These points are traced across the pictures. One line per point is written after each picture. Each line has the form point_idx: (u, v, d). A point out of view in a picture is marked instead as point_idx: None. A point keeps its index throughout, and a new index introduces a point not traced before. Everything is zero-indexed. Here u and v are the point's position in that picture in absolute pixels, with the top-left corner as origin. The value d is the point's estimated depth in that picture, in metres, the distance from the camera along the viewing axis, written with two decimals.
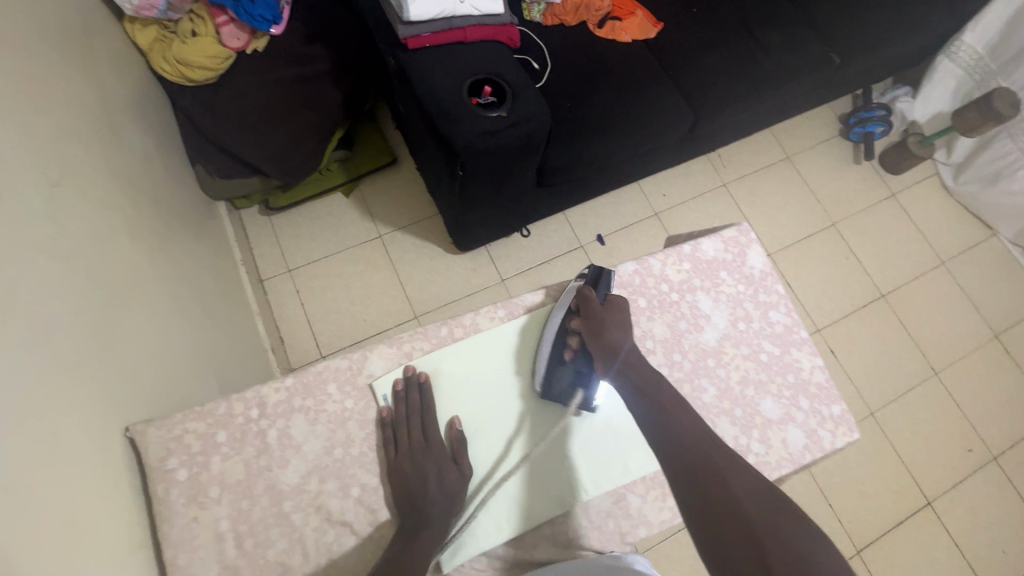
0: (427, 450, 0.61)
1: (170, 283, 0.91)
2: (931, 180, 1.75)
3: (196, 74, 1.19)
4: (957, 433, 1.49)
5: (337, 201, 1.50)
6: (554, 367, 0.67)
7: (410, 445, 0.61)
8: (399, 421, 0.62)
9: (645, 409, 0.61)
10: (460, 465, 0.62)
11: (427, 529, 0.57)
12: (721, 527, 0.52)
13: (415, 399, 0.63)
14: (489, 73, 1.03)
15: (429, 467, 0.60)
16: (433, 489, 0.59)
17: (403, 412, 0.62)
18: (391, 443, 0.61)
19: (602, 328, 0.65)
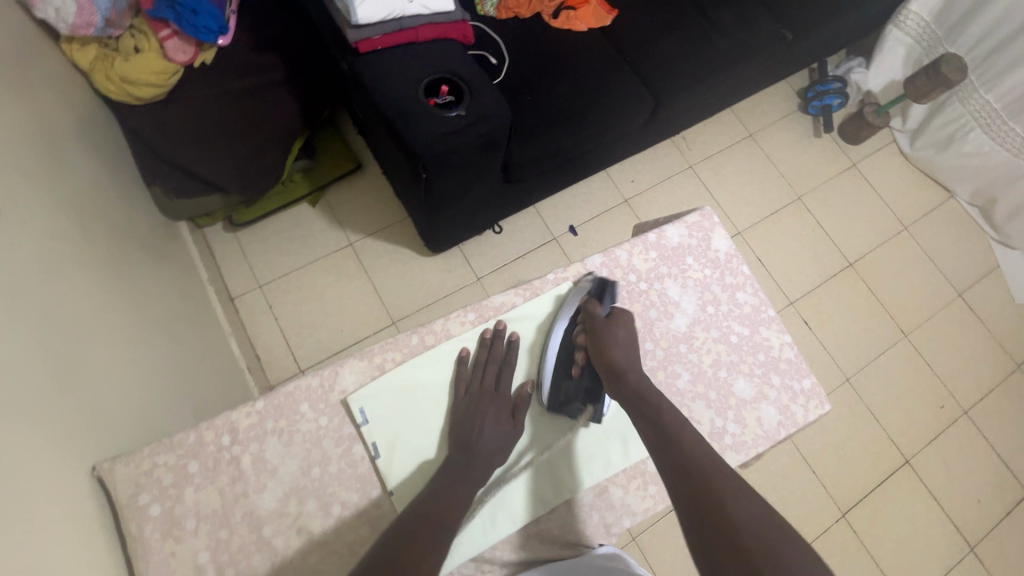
0: (493, 397, 0.64)
1: (133, 311, 0.88)
2: (889, 147, 1.79)
3: (143, 92, 1.14)
4: (929, 391, 1.54)
5: (304, 211, 1.47)
6: (561, 382, 0.67)
7: (479, 388, 0.64)
8: (478, 364, 0.65)
9: (640, 417, 0.61)
10: (516, 417, 0.64)
11: (468, 476, 0.58)
12: (709, 533, 0.50)
13: (497, 347, 0.66)
14: (445, 72, 1.02)
15: (491, 413, 0.63)
16: (489, 435, 0.61)
17: (485, 357, 0.66)
18: (464, 380, 0.65)
19: (604, 344, 0.65)
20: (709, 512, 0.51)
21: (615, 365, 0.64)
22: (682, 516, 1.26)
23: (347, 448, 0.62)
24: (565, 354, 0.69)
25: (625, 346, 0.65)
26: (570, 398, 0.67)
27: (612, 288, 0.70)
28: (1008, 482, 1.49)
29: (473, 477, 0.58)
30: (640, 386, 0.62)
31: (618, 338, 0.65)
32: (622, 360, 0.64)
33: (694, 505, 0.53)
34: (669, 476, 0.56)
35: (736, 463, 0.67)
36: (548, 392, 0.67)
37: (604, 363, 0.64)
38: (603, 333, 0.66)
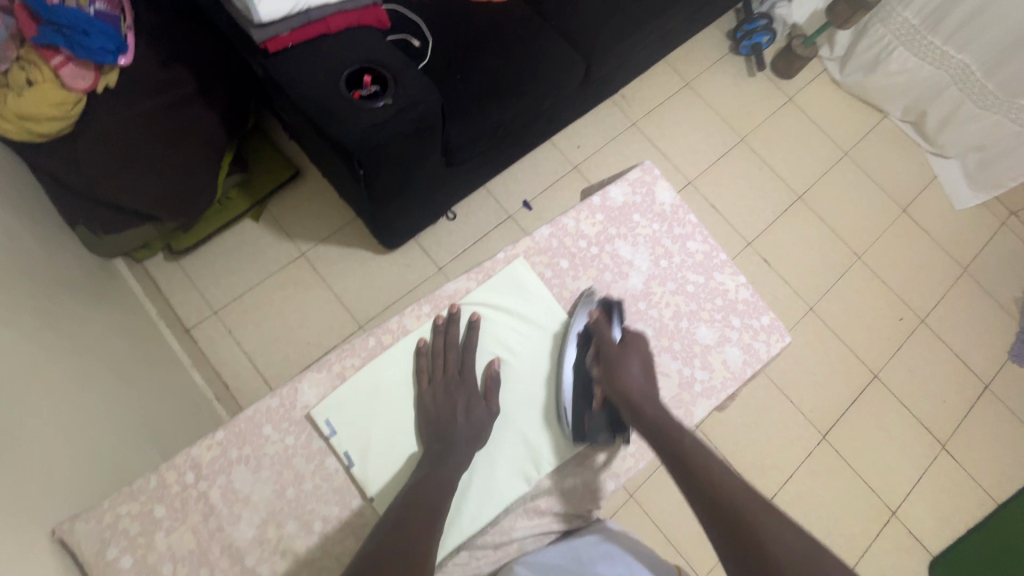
0: (459, 383, 0.62)
1: (74, 360, 0.83)
2: (822, 77, 1.82)
3: (46, 127, 1.06)
4: (888, 307, 1.61)
5: (248, 227, 1.42)
6: (583, 413, 0.64)
7: (444, 377, 0.63)
8: (438, 353, 0.64)
9: (671, 463, 0.57)
10: (490, 399, 0.62)
11: (449, 460, 0.57)
12: None
13: (453, 333, 0.65)
14: (364, 61, 0.98)
15: (463, 398, 0.61)
16: (463, 418, 0.60)
17: (442, 345, 0.64)
18: (425, 372, 0.63)
19: (616, 376, 0.62)
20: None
21: (631, 396, 0.61)
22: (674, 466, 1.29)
23: (319, 463, 0.60)
24: (580, 385, 0.65)
25: (640, 376, 0.62)
26: (594, 429, 0.64)
27: (618, 309, 0.67)
28: (968, 379, 1.58)
29: (455, 461, 0.57)
30: (655, 418, 0.60)
31: (634, 369, 0.62)
32: (638, 394, 0.61)
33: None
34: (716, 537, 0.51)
35: (709, 408, 0.68)
36: (571, 422, 0.64)
37: (621, 396, 0.62)
38: (617, 364, 0.63)
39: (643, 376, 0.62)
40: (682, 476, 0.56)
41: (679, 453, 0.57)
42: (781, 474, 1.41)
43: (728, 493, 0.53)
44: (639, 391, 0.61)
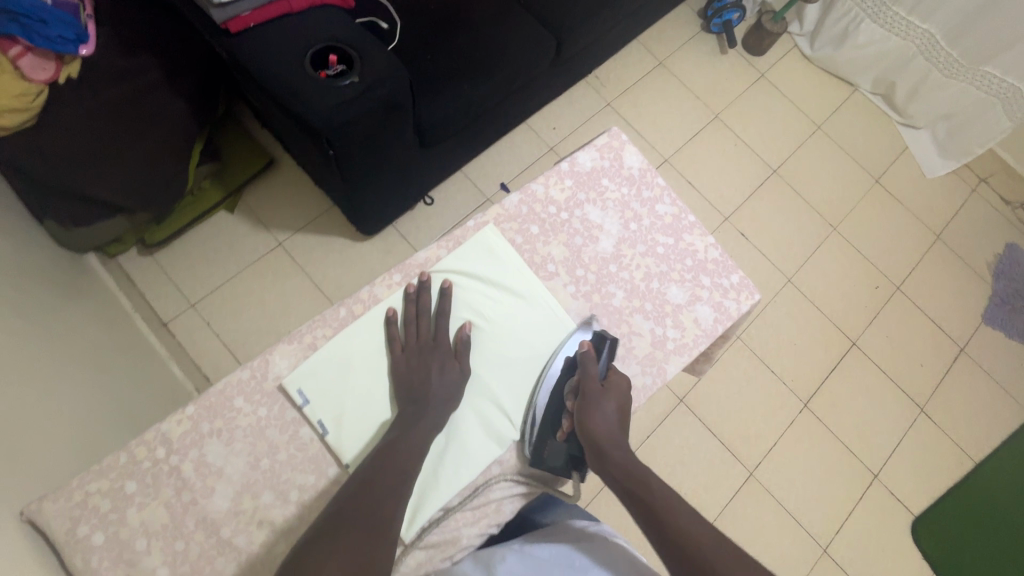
0: (431, 349, 0.63)
1: (43, 351, 0.82)
2: (792, 53, 1.84)
3: (7, 120, 1.03)
4: (864, 275, 1.64)
5: (223, 219, 1.40)
6: (545, 440, 0.63)
7: (417, 343, 0.63)
8: (410, 320, 0.64)
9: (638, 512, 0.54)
10: (462, 362, 0.63)
11: (418, 423, 0.59)
12: None
13: (424, 300, 0.64)
14: (329, 39, 0.97)
15: (434, 362, 0.62)
16: (436, 381, 0.61)
17: (414, 313, 0.64)
18: (398, 340, 0.63)
19: (587, 413, 0.60)
20: None
21: (598, 439, 0.59)
22: None
23: (293, 433, 0.60)
24: (553, 412, 0.64)
25: (612, 418, 0.60)
26: (553, 459, 0.63)
27: (610, 345, 0.65)
28: (944, 342, 1.62)
29: (426, 422, 0.59)
30: (624, 467, 0.57)
31: (608, 412, 0.60)
32: (606, 439, 0.59)
33: None
34: None
35: (682, 366, 0.69)
36: (531, 447, 0.63)
37: (587, 437, 0.59)
38: (592, 401, 0.61)
39: (616, 423, 0.60)
40: (652, 531, 0.53)
41: (651, 506, 0.54)
42: (765, 442, 1.43)
43: (699, 540, 0.50)
44: (608, 436, 0.59)
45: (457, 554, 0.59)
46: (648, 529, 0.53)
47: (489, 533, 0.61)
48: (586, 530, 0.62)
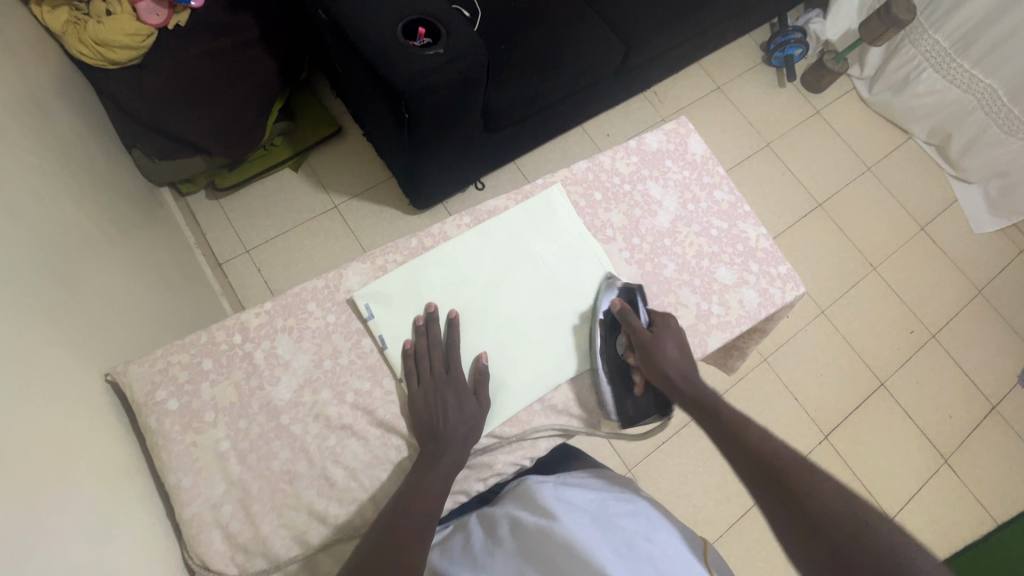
0: (446, 382, 0.62)
1: (124, 255, 0.89)
2: (850, 95, 1.87)
3: (119, 55, 1.14)
4: (899, 318, 1.63)
5: (287, 176, 1.48)
6: (624, 398, 0.67)
7: (432, 375, 0.62)
8: (421, 354, 0.63)
9: (709, 427, 0.61)
10: (479, 395, 0.63)
11: (457, 399, 0.61)
12: (811, 542, 0.50)
13: (436, 332, 0.64)
14: (420, 13, 1.04)
15: (451, 399, 0.61)
16: (457, 420, 0.60)
17: (424, 346, 0.64)
18: (414, 373, 0.63)
19: (657, 360, 0.64)
20: (810, 527, 0.50)
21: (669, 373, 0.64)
22: (676, 446, 1.29)
23: (356, 342, 0.65)
24: (614, 369, 0.68)
25: (673, 356, 0.65)
26: (638, 410, 0.67)
27: (639, 294, 0.69)
28: (975, 398, 1.59)
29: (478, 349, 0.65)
30: (700, 399, 0.62)
31: (672, 349, 0.65)
32: (675, 372, 0.64)
33: (795, 522, 0.51)
34: (757, 488, 0.55)
35: (723, 340, 0.71)
36: (614, 409, 0.66)
37: (659, 377, 0.64)
38: (652, 346, 0.65)
39: (680, 360, 0.65)
40: (728, 449, 0.59)
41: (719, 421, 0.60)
42: None
43: (766, 448, 0.56)
44: (679, 368, 0.64)
45: (491, 478, 0.64)
46: (726, 451, 0.59)
47: (522, 464, 0.66)
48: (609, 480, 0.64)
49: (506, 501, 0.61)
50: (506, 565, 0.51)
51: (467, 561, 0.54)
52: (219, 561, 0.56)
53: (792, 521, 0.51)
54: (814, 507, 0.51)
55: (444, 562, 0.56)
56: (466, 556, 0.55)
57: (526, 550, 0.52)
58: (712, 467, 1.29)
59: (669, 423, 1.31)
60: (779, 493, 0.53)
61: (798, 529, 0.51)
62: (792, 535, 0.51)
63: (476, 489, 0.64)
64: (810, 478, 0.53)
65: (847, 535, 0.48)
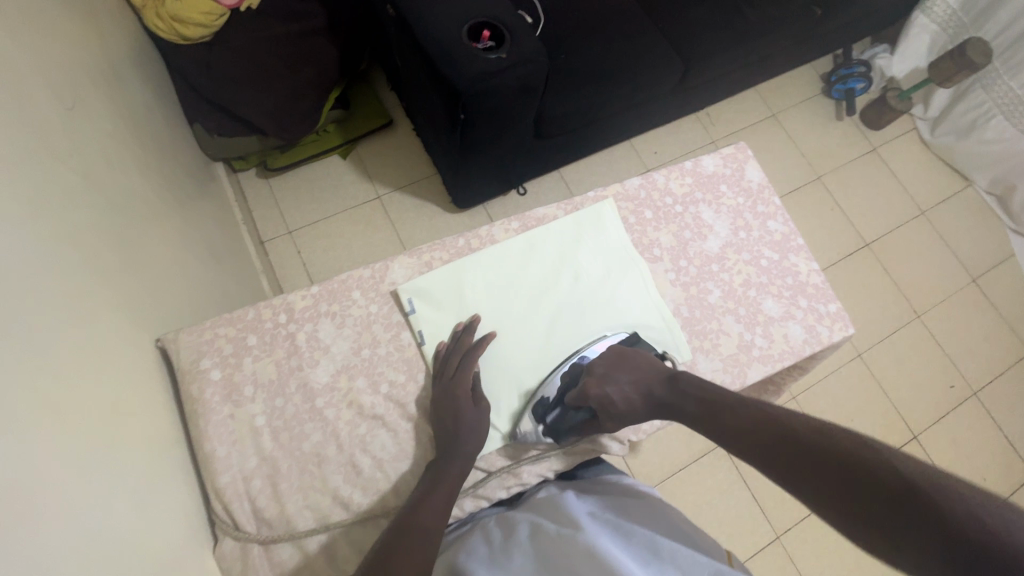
0: (453, 388, 0.61)
1: (178, 223, 0.92)
2: (910, 135, 1.81)
3: (191, 31, 1.18)
4: (940, 371, 1.56)
5: (335, 163, 1.51)
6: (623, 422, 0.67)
7: (447, 379, 0.62)
8: (448, 359, 0.64)
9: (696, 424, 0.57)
10: (478, 402, 0.62)
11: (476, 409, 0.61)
12: (843, 498, 0.43)
13: (467, 341, 0.65)
14: (485, 16, 1.05)
15: (452, 398, 0.61)
16: (451, 423, 0.60)
17: (455, 351, 0.64)
18: (441, 376, 0.63)
19: (622, 408, 0.60)
20: (829, 482, 0.44)
21: (639, 407, 0.60)
22: (694, 474, 1.27)
23: (395, 334, 0.66)
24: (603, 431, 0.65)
25: (635, 393, 0.61)
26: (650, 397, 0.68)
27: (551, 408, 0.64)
28: (1015, 464, 1.51)
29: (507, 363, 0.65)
30: (693, 407, 0.57)
31: (625, 389, 0.61)
32: (644, 395, 0.61)
33: (817, 485, 0.45)
34: (769, 466, 0.49)
35: (764, 374, 0.69)
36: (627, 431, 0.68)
37: (644, 410, 0.61)
38: (613, 406, 0.61)
39: (635, 383, 0.62)
40: (720, 437, 0.55)
41: (699, 412, 0.57)
42: None
43: (758, 423, 0.52)
44: (644, 390, 0.61)
45: (514, 487, 0.66)
46: (732, 448, 0.53)
47: (546, 476, 0.67)
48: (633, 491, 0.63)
49: (528, 509, 0.61)
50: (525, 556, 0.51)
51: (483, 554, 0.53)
52: (244, 532, 0.58)
53: (815, 485, 0.45)
54: (838, 476, 0.44)
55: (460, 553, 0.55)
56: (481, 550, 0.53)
57: (544, 554, 0.50)
58: (729, 500, 1.26)
59: (688, 450, 1.29)
60: (787, 461, 0.48)
61: (822, 489, 0.45)
62: (822, 496, 0.45)
63: (499, 495, 0.65)
64: (830, 443, 0.46)
65: (874, 481, 0.42)
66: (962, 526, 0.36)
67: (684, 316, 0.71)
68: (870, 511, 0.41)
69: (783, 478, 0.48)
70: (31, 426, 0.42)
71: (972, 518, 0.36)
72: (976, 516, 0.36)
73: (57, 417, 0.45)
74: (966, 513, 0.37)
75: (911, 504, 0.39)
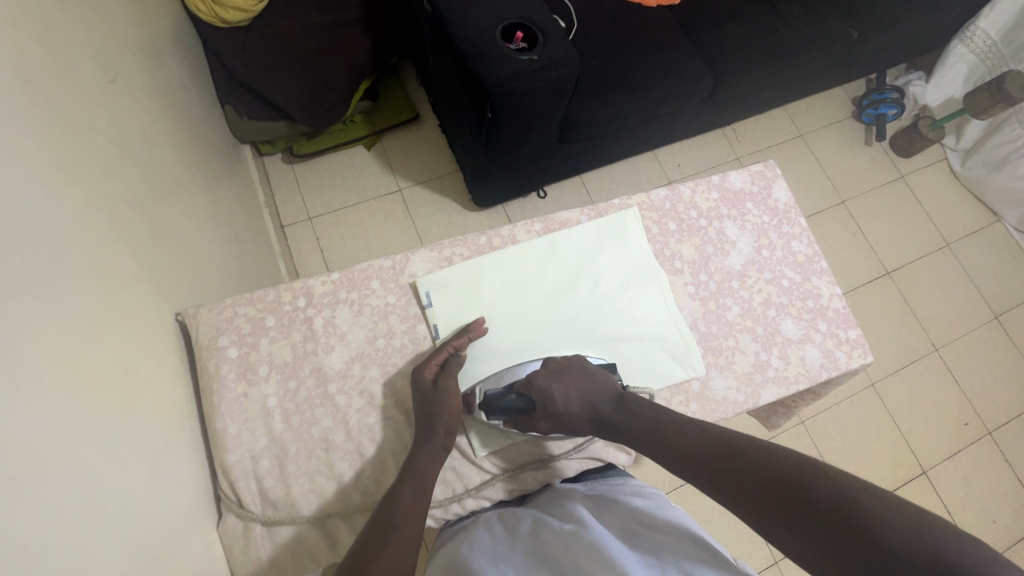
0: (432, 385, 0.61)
1: (204, 200, 0.93)
2: (940, 165, 1.78)
3: (230, 15, 1.22)
4: (954, 406, 1.53)
5: (359, 153, 1.52)
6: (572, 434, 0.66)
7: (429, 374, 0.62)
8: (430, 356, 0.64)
9: (641, 444, 0.57)
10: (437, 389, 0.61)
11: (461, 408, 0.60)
12: (798, 521, 0.44)
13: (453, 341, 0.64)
14: (521, 18, 1.06)
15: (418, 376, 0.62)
16: (415, 405, 0.61)
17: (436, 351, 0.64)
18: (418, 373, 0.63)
19: (561, 410, 0.60)
20: (786, 505, 0.45)
21: (577, 410, 0.60)
22: (695, 491, 1.26)
23: (411, 326, 0.67)
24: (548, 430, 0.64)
25: (579, 402, 0.61)
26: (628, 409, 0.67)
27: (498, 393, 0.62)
28: None
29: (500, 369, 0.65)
30: (638, 425, 0.57)
31: (568, 391, 0.61)
32: (583, 398, 0.61)
33: (771, 508, 0.46)
34: (720, 488, 0.50)
35: (778, 396, 0.68)
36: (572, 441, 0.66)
37: (588, 420, 0.60)
38: (553, 404, 0.60)
39: (581, 392, 0.61)
40: (668, 457, 0.54)
41: (646, 431, 0.57)
42: None
43: (709, 446, 0.52)
44: (585, 397, 0.61)
45: (517, 489, 0.66)
46: (680, 471, 0.53)
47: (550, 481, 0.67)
48: (640, 489, 0.63)
49: (532, 508, 0.61)
50: (525, 556, 0.51)
51: (485, 550, 0.53)
52: (248, 511, 0.58)
53: (770, 508, 0.46)
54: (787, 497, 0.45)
55: (464, 546, 0.55)
56: (484, 545, 0.54)
57: (546, 549, 0.51)
58: (730, 521, 1.24)
59: None
60: (742, 484, 0.48)
61: (777, 511, 0.45)
62: (776, 518, 0.45)
63: (500, 496, 0.65)
64: (783, 469, 0.47)
65: (828, 504, 0.43)
66: (902, 547, 0.38)
67: (701, 331, 0.70)
68: (823, 533, 0.42)
69: (735, 502, 0.48)
70: (55, 391, 0.43)
71: (909, 539, 0.38)
72: (915, 537, 0.38)
73: (81, 381, 0.46)
74: (909, 535, 0.38)
75: (855, 524, 0.41)
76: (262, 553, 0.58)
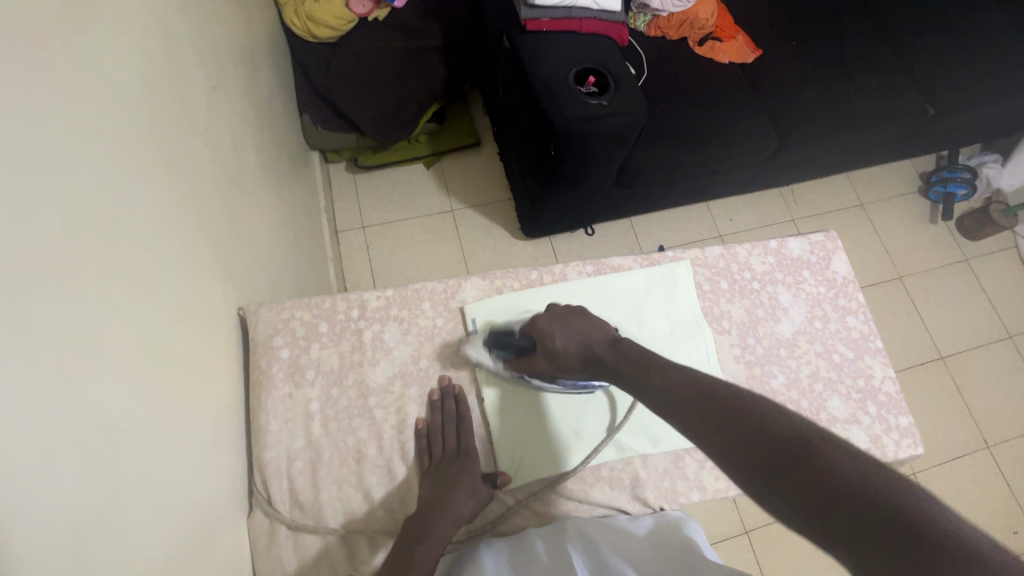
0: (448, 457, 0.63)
1: (275, 201, 0.99)
2: (1009, 252, 1.70)
3: (321, 32, 1.31)
4: (1003, 512, 1.42)
5: (418, 171, 1.57)
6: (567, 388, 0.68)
7: (442, 448, 0.63)
8: (435, 431, 0.64)
9: (628, 383, 0.59)
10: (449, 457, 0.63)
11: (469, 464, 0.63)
12: (754, 460, 0.44)
13: (451, 409, 0.66)
14: (595, 64, 1.09)
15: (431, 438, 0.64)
16: (432, 464, 0.63)
17: (439, 421, 0.65)
18: (427, 451, 0.64)
19: (554, 352, 0.64)
20: (746, 443, 0.46)
21: (573, 354, 0.63)
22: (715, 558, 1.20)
23: (454, 351, 0.69)
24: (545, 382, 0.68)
25: (577, 343, 0.64)
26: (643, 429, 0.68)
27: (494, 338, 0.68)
28: None
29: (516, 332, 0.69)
30: (627, 365, 0.60)
31: (568, 336, 0.64)
32: (579, 344, 0.64)
33: (733, 448, 0.46)
34: (689, 424, 0.51)
35: None
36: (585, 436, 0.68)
37: (581, 361, 0.63)
38: (551, 346, 0.64)
39: (579, 336, 0.65)
40: (648, 397, 0.57)
41: (632, 371, 0.59)
42: None
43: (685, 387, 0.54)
44: (582, 345, 0.64)
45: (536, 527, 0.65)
46: (659, 407, 0.55)
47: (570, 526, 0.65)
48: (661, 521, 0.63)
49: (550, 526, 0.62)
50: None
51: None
52: (276, 510, 0.60)
53: (730, 447, 0.47)
54: (748, 442, 0.45)
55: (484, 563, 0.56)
56: (502, 564, 0.56)
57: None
58: None
59: (710, 531, 1.22)
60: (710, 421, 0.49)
61: (736, 448, 0.46)
62: (733, 454, 0.46)
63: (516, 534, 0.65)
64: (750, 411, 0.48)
65: (784, 443, 0.43)
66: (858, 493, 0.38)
67: None
68: (773, 469, 0.43)
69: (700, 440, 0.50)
70: (132, 376, 0.46)
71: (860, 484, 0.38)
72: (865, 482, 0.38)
73: (156, 365, 0.49)
74: (856, 477, 0.39)
75: (815, 468, 0.41)
76: (283, 553, 0.60)
